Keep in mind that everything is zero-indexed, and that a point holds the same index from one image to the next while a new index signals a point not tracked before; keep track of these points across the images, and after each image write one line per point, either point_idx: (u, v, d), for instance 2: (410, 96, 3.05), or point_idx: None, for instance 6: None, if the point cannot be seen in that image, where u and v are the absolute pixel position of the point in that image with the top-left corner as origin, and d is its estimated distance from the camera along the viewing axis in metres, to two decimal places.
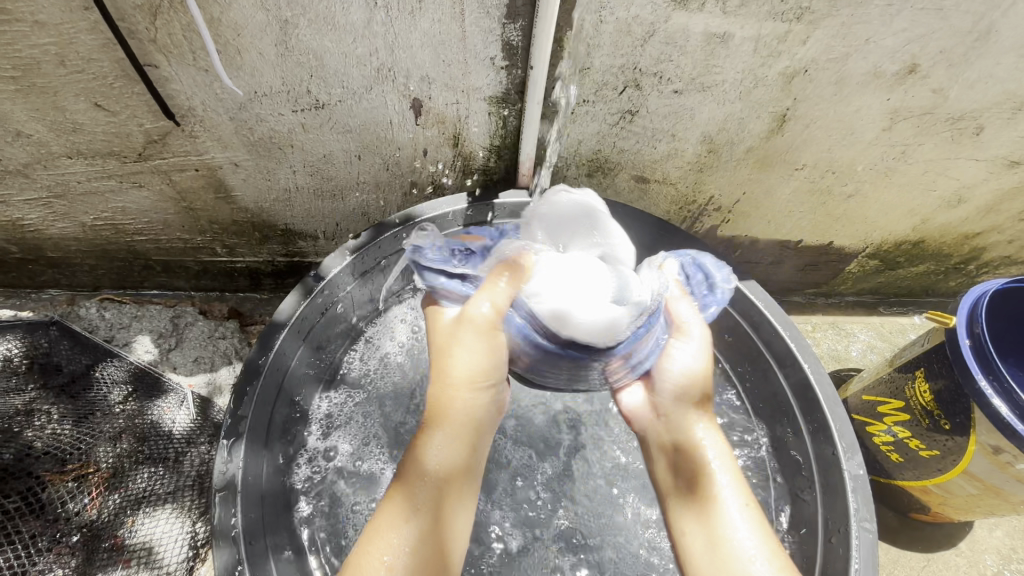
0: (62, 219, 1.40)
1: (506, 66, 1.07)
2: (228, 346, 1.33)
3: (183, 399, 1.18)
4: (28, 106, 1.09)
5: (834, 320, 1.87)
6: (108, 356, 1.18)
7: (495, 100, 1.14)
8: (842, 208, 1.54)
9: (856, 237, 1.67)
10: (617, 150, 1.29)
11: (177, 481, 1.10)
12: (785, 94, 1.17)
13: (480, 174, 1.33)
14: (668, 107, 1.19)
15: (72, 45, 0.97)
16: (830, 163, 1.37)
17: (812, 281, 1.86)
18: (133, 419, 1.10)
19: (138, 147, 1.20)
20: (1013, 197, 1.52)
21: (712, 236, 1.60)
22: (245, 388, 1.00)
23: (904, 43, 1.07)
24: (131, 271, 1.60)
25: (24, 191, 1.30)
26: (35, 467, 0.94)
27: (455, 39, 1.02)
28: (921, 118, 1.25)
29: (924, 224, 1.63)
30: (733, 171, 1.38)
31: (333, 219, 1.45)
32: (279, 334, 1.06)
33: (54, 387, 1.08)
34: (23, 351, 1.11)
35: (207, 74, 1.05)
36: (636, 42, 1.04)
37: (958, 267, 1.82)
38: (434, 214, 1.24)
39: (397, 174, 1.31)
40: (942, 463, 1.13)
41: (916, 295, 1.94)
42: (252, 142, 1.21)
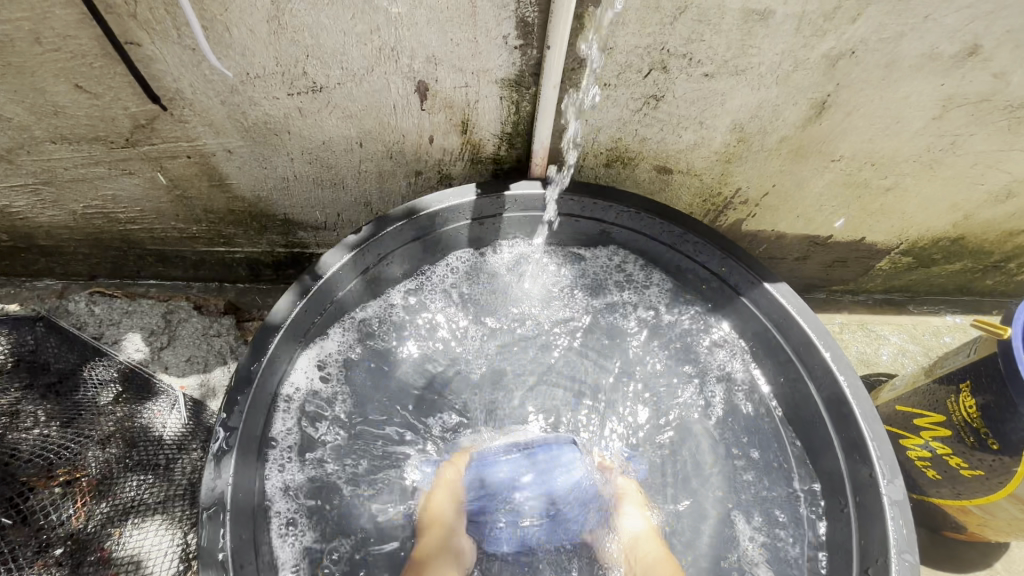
0: (51, 207, 1.33)
1: (520, 45, 0.97)
2: (223, 344, 1.25)
3: (175, 402, 1.13)
4: (5, 87, 1.01)
5: (862, 320, 1.77)
6: (97, 355, 1.13)
7: (508, 83, 1.05)
8: (877, 202, 1.43)
9: (891, 232, 1.56)
10: (639, 139, 1.19)
11: (168, 490, 1.05)
12: (827, 79, 1.06)
13: (490, 163, 1.24)
14: (697, 92, 1.08)
15: (45, 20, 0.89)
16: (870, 154, 1.26)
17: (839, 278, 1.76)
18: (123, 422, 1.05)
19: (125, 131, 1.12)
20: None
21: (736, 231, 1.50)
22: (235, 399, 0.94)
23: (966, 21, 0.95)
24: (126, 261, 1.54)
25: (10, 176, 1.23)
26: (19, 472, 0.90)
27: (464, 16, 0.92)
28: (977, 106, 1.13)
29: (965, 220, 1.52)
30: (763, 163, 1.27)
31: (334, 210, 1.37)
32: (273, 338, 0.99)
33: (40, 387, 1.03)
34: (8, 348, 1.06)
35: (195, 52, 0.97)
36: (665, 19, 0.94)
37: (998, 265, 1.72)
38: (440, 207, 1.15)
39: (400, 163, 1.22)
40: (985, 484, 1.05)
41: (948, 294, 1.85)
42: (246, 127, 1.12)
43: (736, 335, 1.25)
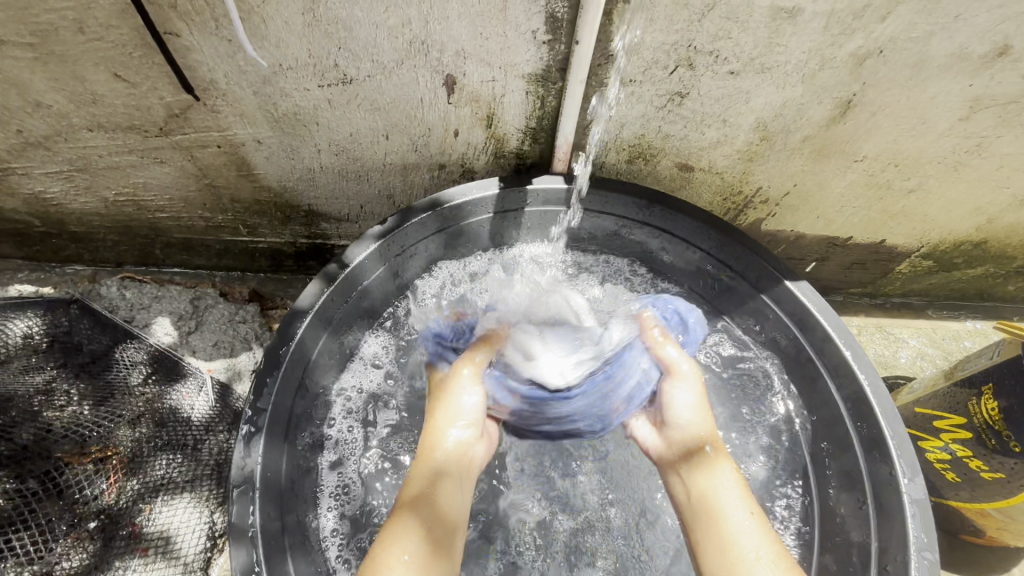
0: (84, 194, 1.37)
1: (548, 40, 0.99)
2: (249, 330, 1.27)
3: (202, 385, 1.15)
4: (47, 76, 1.05)
5: (880, 323, 1.77)
6: (128, 337, 1.15)
7: (535, 78, 1.06)
8: (899, 204, 1.42)
9: (913, 234, 1.55)
10: (661, 135, 1.19)
11: (195, 469, 1.08)
12: (853, 79, 1.06)
13: (512, 157, 1.25)
14: (722, 90, 1.09)
15: (89, 10, 0.92)
16: (894, 155, 1.26)
17: (857, 280, 1.76)
18: (153, 403, 1.08)
19: (160, 121, 1.15)
20: None
21: (755, 231, 1.50)
22: (267, 382, 0.96)
23: (997, 22, 0.95)
24: (153, 248, 1.58)
25: (46, 163, 1.27)
26: (55, 447, 0.93)
27: (495, 11, 0.93)
28: (1004, 108, 1.12)
29: (989, 224, 1.51)
30: (786, 162, 1.28)
31: (357, 202, 1.39)
32: (301, 322, 1.02)
33: (74, 366, 1.07)
34: (43, 328, 1.10)
35: (230, 43, 0.99)
36: (693, 15, 0.94)
37: (1020, 270, 1.71)
38: (463, 200, 1.17)
39: (425, 156, 1.24)
40: (1006, 487, 1.04)
41: (968, 298, 1.84)
42: (276, 118, 1.15)
43: (752, 333, 1.26)
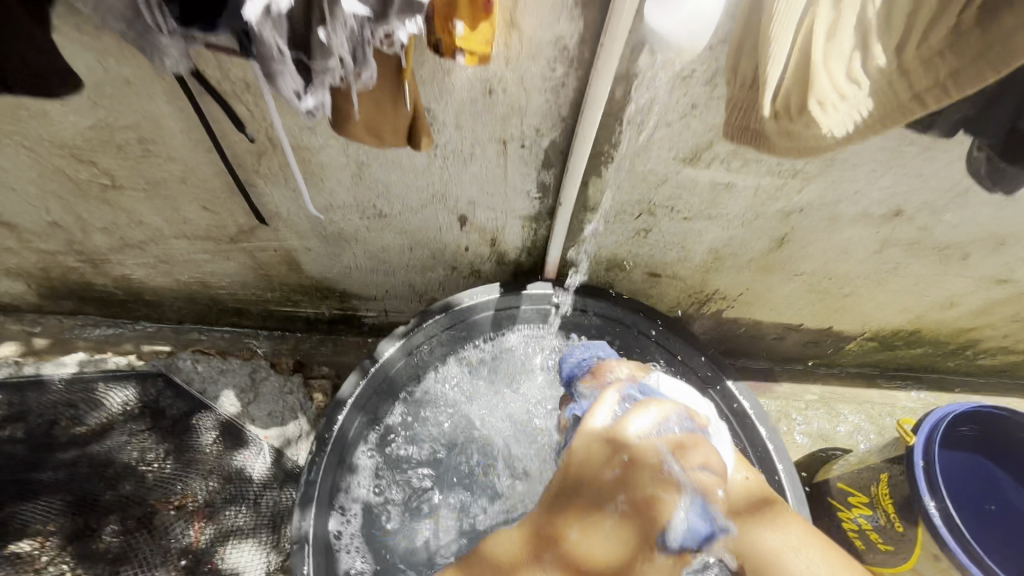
0: (162, 277, 1.68)
1: (539, 196, 1.27)
2: (295, 401, 1.56)
3: (260, 449, 1.45)
4: (151, 206, 1.35)
5: (831, 391, 2.05)
6: (202, 408, 1.45)
7: (529, 218, 1.35)
8: (838, 303, 1.68)
9: (855, 323, 1.81)
10: (632, 254, 1.47)
11: (257, 518, 1.36)
12: (782, 225, 1.33)
13: (512, 265, 1.54)
14: (679, 228, 1.37)
15: (194, 171, 1.23)
16: (826, 272, 1.52)
17: (812, 353, 2.02)
18: (222, 463, 1.39)
19: (231, 234, 1.46)
20: (1003, 303, 1.64)
21: (717, 317, 1.78)
22: (314, 460, 1.26)
23: (889, 195, 1.22)
24: (210, 312, 1.89)
25: (137, 257, 1.58)
26: (150, 496, 1.29)
27: (499, 180, 1.22)
28: (909, 246, 1.39)
29: (919, 318, 1.76)
30: (737, 273, 1.55)
31: (383, 288, 1.69)
32: (341, 411, 1.30)
33: (162, 429, 1.40)
34: (137, 398, 1.43)
35: (294, 192, 1.29)
36: (650, 185, 1.22)
37: (956, 351, 1.95)
38: (471, 302, 1.45)
39: (441, 262, 1.53)
40: (895, 558, 1.30)
41: (913, 370, 2.09)
42: (324, 235, 1.44)
43: None
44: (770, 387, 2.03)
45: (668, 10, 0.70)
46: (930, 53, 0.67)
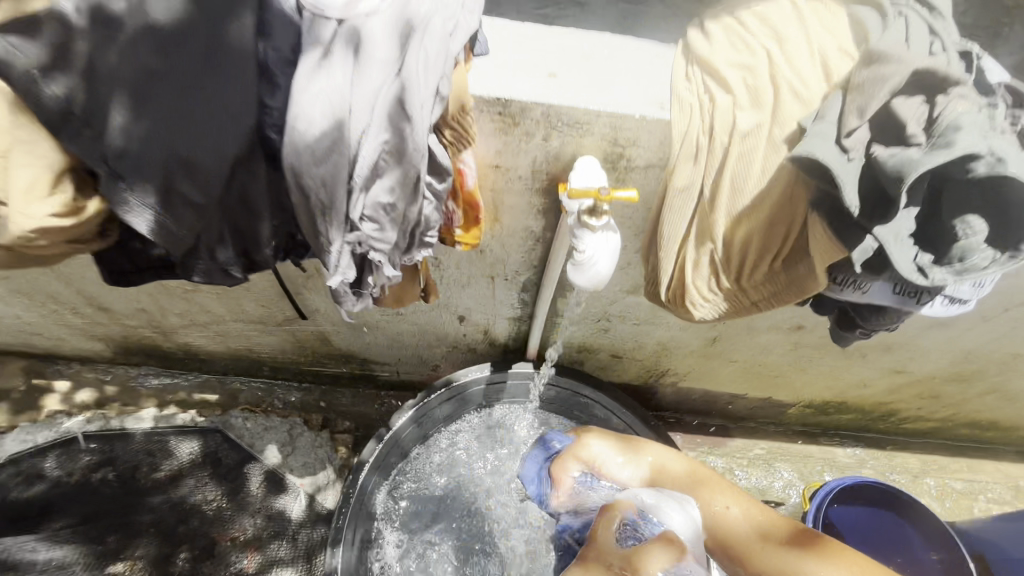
0: (217, 344, 2.06)
1: (520, 306, 1.64)
2: (324, 454, 1.94)
3: (296, 494, 1.81)
4: (218, 302, 1.74)
5: (777, 447, 2.36)
6: (251, 459, 1.83)
7: (513, 317, 1.71)
8: (772, 380, 2.02)
9: (791, 394, 2.14)
10: (597, 342, 1.83)
11: (294, 550, 1.72)
12: (712, 329, 1.69)
13: (501, 346, 1.91)
14: (631, 328, 1.72)
15: (256, 283, 1.61)
16: (756, 360, 1.86)
17: (761, 414, 2.35)
18: (266, 505, 1.76)
19: (277, 320, 1.84)
20: (908, 386, 1.97)
21: (674, 386, 2.12)
22: (342, 511, 1.61)
23: (789, 315, 1.57)
24: (251, 368, 2.26)
25: (200, 331, 1.96)
26: (213, 530, 1.69)
27: (489, 296, 1.58)
28: (816, 346, 1.73)
29: (844, 393, 2.09)
30: (683, 358, 1.90)
31: (396, 358, 2.05)
32: (362, 470, 1.67)
33: (220, 477, 1.77)
34: (200, 451, 1.81)
35: (330, 296, 1.67)
36: (604, 303, 1.58)
37: (882, 418, 2.27)
38: (466, 378, 1.82)
39: (443, 342, 1.90)
40: None
41: (850, 430, 2.40)
42: (350, 323, 1.82)
43: None
44: (724, 442, 2.34)
45: (582, 272, 0.98)
46: (764, 283, 1.03)
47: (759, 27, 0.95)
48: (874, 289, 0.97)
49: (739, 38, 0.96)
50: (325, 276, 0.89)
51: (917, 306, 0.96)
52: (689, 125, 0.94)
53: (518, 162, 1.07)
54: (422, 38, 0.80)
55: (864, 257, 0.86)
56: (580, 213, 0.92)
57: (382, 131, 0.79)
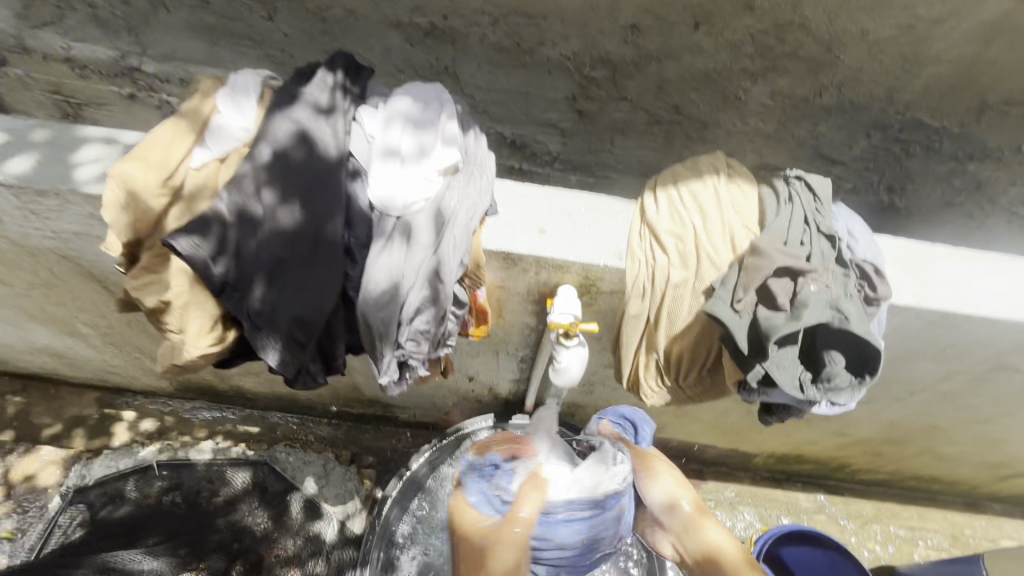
0: (263, 386, 2.44)
1: (519, 371, 2.00)
2: (353, 486, 2.33)
3: (329, 520, 2.15)
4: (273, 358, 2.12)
5: (746, 491, 2.65)
6: (293, 488, 2.20)
7: (513, 378, 2.07)
8: (735, 434, 2.34)
9: (755, 446, 2.45)
10: (583, 400, 2.18)
11: (327, 567, 2.07)
12: None
13: (503, 398, 2.26)
14: (611, 391, 2.07)
15: None
16: (719, 418, 2.19)
17: (732, 462, 2.64)
18: (305, 527, 2.11)
19: None
20: (854, 444, 2.28)
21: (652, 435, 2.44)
22: (369, 537, 1.97)
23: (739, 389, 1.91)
24: (288, 406, 2.60)
25: (252, 377, 2.34)
26: (261, 547, 2.04)
27: (493, 363, 1.94)
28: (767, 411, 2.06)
29: (800, 447, 2.40)
30: (657, 414, 2.23)
31: (414, 404, 2.41)
32: (386, 504, 2.01)
33: (268, 502, 2.14)
34: (250, 480, 2.18)
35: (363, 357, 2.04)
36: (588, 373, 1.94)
37: (838, 469, 2.56)
38: (472, 428, 2.18)
39: (455, 394, 2.26)
40: None
41: (813, 478, 2.69)
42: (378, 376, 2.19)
43: None
44: (697, 485, 2.64)
45: (560, 375, 1.40)
46: (700, 383, 1.38)
47: (690, 204, 1.33)
48: (775, 394, 1.25)
49: (676, 210, 1.34)
50: (377, 378, 1.26)
51: (808, 406, 1.27)
52: (638, 274, 1.31)
53: (516, 283, 1.44)
54: (452, 227, 1.19)
55: (756, 379, 1.16)
56: (559, 336, 1.34)
57: (422, 288, 1.17)
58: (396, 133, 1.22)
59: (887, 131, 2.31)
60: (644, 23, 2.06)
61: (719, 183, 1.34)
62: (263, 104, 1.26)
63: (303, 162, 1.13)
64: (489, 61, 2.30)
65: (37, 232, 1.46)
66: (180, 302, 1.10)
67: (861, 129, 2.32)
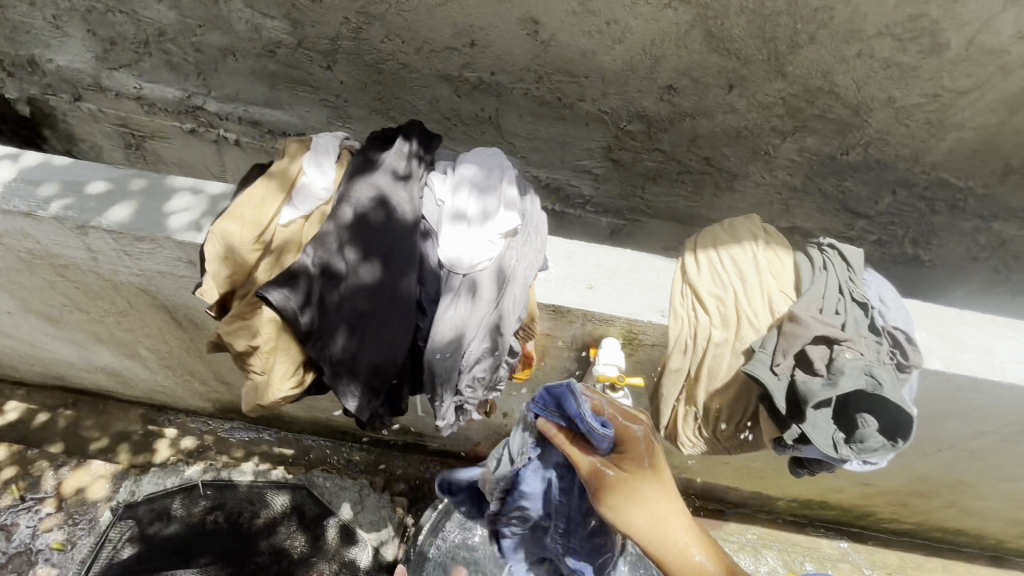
0: (302, 411, 2.54)
1: None
2: (385, 513, 2.41)
3: (363, 547, 2.22)
4: None
5: (768, 533, 2.67)
6: (329, 514, 2.28)
7: None
8: (759, 477, 2.38)
9: (779, 490, 2.48)
10: None
11: None
12: None
13: None
14: None
15: None
16: (744, 462, 2.24)
17: (755, 505, 2.66)
18: (339, 553, 2.17)
19: None
20: (878, 493, 2.30)
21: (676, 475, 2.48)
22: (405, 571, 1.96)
23: None
24: (323, 429, 2.70)
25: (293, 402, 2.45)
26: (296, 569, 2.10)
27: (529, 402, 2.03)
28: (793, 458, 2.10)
29: (823, 493, 2.42)
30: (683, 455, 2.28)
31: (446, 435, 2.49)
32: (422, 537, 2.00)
33: (305, 526, 2.22)
34: (289, 503, 2.27)
35: None
36: None
37: (862, 517, 2.58)
38: None
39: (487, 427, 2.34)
40: None
41: (835, 525, 2.70)
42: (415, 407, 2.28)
43: None
44: (719, 526, 2.66)
45: None
46: (740, 436, 1.44)
47: (730, 268, 1.42)
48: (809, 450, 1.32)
49: (716, 273, 1.43)
50: (434, 421, 1.35)
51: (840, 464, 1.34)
52: (680, 331, 1.40)
53: (561, 332, 1.53)
54: (512, 285, 1.30)
55: (792, 437, 1.24)
56: (605, 388, 1.44)
57: (483, 341, 1.27)
58: (463, 200, 1.34)
59: (912, 188, 2.39)
60: (680, 85, 2.19)
61: (757, 250, 1.44)
62: (342, 167, 1.40)
63: (383, 224, 1.26)
64: (530, 112, 2.43)
65: (124, 269, 1.60)
66: (266, 347, 1.21)
67: (886, 186, 2.41)
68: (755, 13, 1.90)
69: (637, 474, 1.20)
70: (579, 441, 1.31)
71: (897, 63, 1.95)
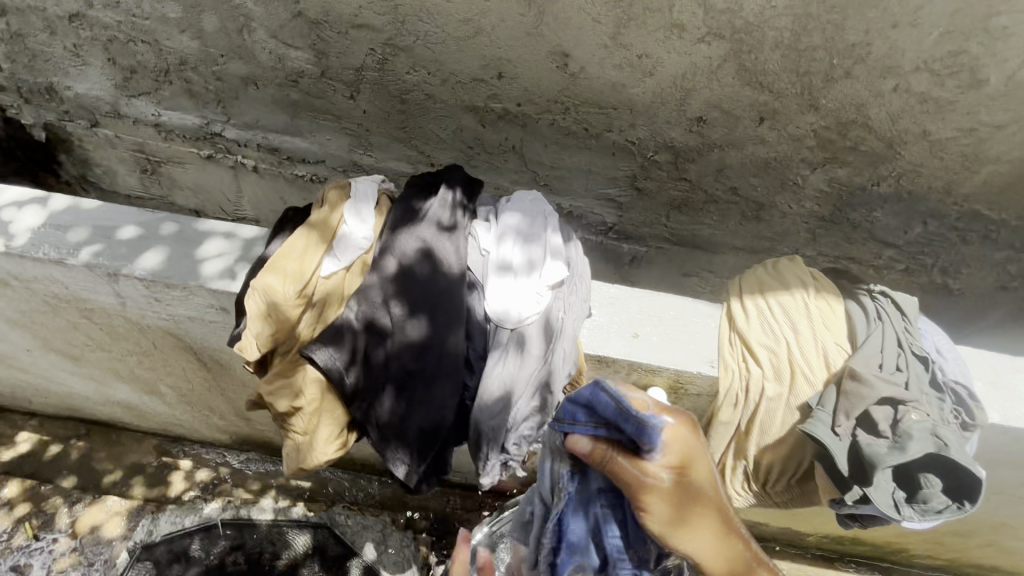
0: None
1: None
2: (409, 552, 2.32)
3: None
4: None
5: (800, 570, 2.59)
6: (353, 555, 2.20)
7: None
8: (792, 514, 2.33)
9: (811, 526, 2.42)
10: None
11: None
12: None
13: None
14: None
15: None
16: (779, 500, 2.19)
17: (784, 540, 2.60)
18: None
19: None
20: (915, 532, 2.25)
21: None
22: None
23: None
24: (342, 461, 2.65)
25: None
26: None
27: None
28: None
29: (858, 530, 2.37)
30: None
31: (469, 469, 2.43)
32: None
33: (328, 566, 2.17)
34: (309, 543, 2.22)
35: None
36: None
37: (895, 553, 2.52)
38: None
39: None
40: None
41: (867, 559, 2.63)
42: None
43: None
44: None
45: None
46: (794, 492, 1.40)
47: (781, 317, 1.38)
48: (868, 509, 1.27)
49: (766, 321, 1.39)
50: (479, 478, 1.31)
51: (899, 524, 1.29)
52: (731, 383, 1.36)
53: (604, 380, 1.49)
54: (560, 340, 1.25)
55: (854, 499, 1.17)
56: None
57: (531, 399, 1.23)
58: (508, 249, 1.30)
59: (944, 220, 2.36)
60: (710, 117, 2.16)
61: (808, 298, 1.40)
62: (382, 215, 1.37)
63: (428, 277, 1.21)
64: (555, 142, 2.40)
65: (153, 314, 1.56)
66: (311, 408, 1.17)
67: (917, 217, 2.38)
68: (791, 49, 1.88)
69: (699, 488, 0.98)
70: (622, 450, 1.02)
71: (934, 97, 1.93)
